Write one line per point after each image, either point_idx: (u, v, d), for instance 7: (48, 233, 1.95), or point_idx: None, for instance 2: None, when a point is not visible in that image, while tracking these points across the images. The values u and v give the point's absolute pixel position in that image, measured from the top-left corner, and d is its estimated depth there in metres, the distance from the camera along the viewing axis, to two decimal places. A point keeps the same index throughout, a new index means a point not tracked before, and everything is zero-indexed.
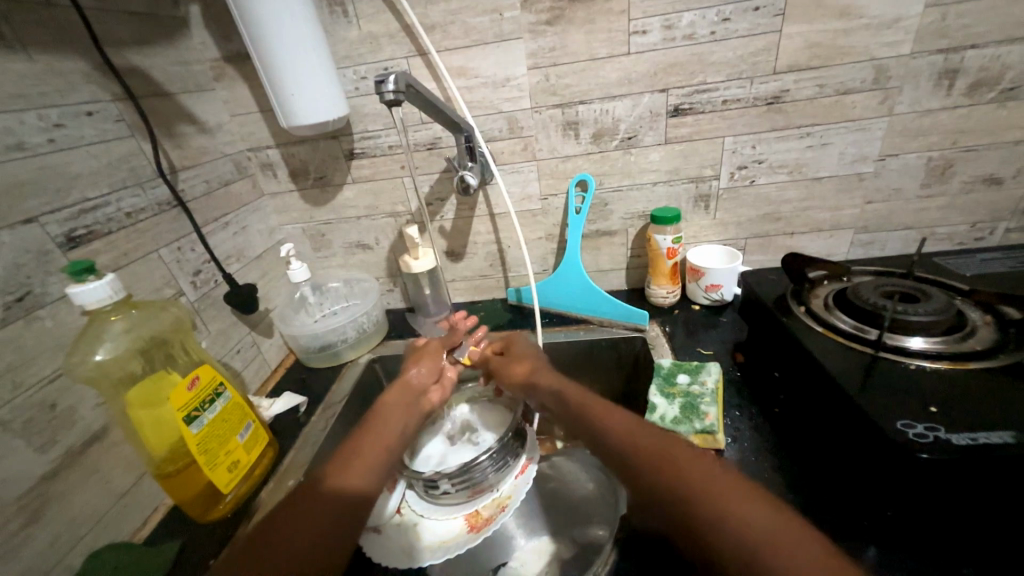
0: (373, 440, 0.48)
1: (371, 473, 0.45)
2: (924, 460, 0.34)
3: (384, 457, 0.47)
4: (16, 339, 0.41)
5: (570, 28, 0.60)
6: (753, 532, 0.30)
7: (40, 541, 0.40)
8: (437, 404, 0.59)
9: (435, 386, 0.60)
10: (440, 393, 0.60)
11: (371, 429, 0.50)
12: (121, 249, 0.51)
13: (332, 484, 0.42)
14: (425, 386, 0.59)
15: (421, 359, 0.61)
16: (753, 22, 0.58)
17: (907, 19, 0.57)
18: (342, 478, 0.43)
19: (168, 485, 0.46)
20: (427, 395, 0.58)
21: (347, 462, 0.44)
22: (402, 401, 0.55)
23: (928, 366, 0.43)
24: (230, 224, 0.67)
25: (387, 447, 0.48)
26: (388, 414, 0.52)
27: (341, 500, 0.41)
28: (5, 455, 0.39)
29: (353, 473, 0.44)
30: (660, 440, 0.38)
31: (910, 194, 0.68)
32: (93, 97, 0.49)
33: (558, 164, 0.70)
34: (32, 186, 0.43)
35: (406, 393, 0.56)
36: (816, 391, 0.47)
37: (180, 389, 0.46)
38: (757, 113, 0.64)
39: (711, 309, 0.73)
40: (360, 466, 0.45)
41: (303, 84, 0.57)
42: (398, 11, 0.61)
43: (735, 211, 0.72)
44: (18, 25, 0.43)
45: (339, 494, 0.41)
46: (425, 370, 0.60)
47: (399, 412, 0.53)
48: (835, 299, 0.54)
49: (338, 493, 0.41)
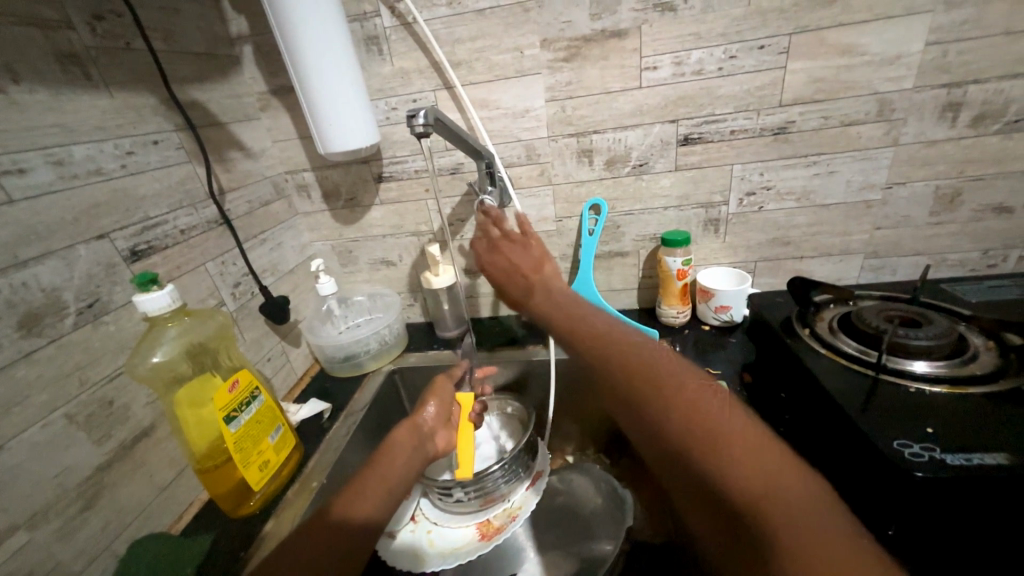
0: (381, 479, 0.49)
1: (377, 508, 0.47)
2: (920, 478, 0.36)
3: (394, 488, 0.50)
4: (85, 341, 0.46)
5: (585, 64, 0.65)
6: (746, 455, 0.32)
7: (93, 526, 0.45)
8: (440, 452, 0.59)
9: (443, 431, 0.61)
10: (446, 440, 0.60)
11: (377, 467, 0.50)
12: (175, 262, 0.56)
13: (342, 513, 0.44)
14: (433, 430, 0.59)
15: (431, 397, 0.63)
16: (758, 59, 0.62)
17: (908, 56, 0.60)
18: (348, 511, 0.45)
19: (206, 479, 0.50)
20: (434, 439, 0.59)
21: (354, 496, 0.46)
22: (411, 440, 0.55)
23: (928, 390, 0.44)
24: (267, 240, 0.73)
25: (395, 481, 0.50)
26: (395, 452, 0.53)
27: (342, 532, 0.43)
28: (69, 444, 0.43)
29: (359, 508, 0.45)
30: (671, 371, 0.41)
31: (919, 221, 0.70)
32: (159, 127, 0.55)
33: (572, 189, 0.74)
34: (107, 207, 0.49)
35: (416, 433, 0.57)
36: (820, 410, 0.48)
37: (223, 390, 0.50)
38: (765, 143, 0.67)
39: (720, 329, 0.75)
40: (370, 494, 0.47)
41: (341, 115, 0.63)
42: (428, 49, 0.67)
43: (745, 235, 0.74)
44: (104, 69, 0.49)
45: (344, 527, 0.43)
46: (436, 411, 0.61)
47: (406, 449, 0.54)
48: (839, 322, 0.56)
49: (347, 524, 0.44)
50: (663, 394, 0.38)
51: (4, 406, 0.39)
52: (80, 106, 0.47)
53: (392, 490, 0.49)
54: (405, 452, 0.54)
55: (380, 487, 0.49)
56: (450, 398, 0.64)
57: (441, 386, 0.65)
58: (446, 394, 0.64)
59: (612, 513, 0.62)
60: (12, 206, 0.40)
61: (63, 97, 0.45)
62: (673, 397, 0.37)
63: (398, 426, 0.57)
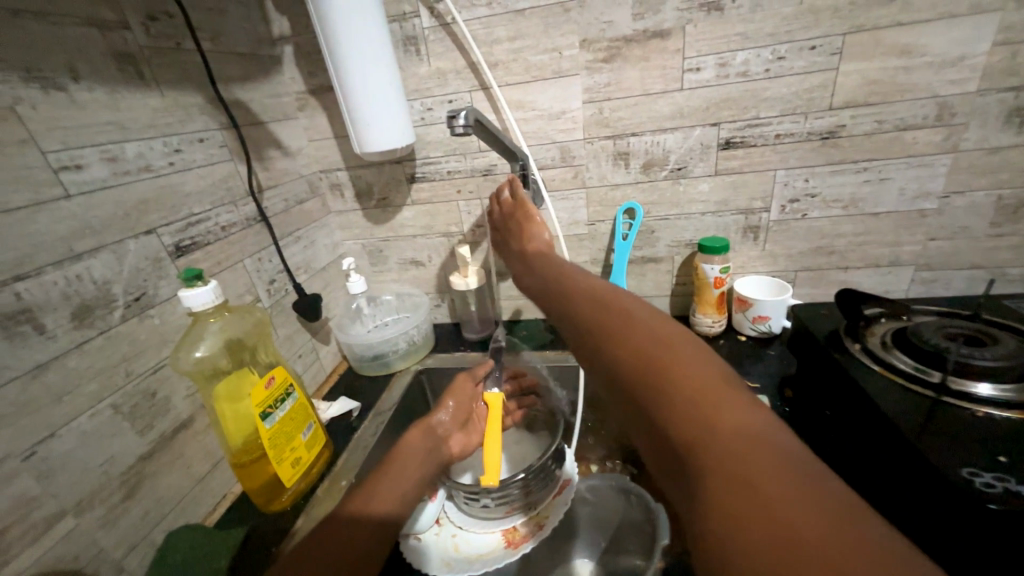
0: (395, 478, 0.50)
1: (391, 506, 0.47)
2: (994, 510, 0.33)
3: (408, 490, 0.50)
4: (132, 334, 0.47)
5: (625, 65, 0.64)
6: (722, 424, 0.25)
7: (133, 515, 0.46)
8: (454, 455, 0.60)
9: (457, 435, 0.61)
10: (460, 443, 0.61)
11: (392, 465, 0.51)
12: (216, 258, 0.57)
13: (355, 508, 0.45)
14: (447, 434, 0.60)
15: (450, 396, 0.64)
16: (809, 60, 0.59)
17: (973, 58, 0.56)
18: (361, 505, 0.46)
19: (241, 473, 0.51)
20: (448, 442, 0.59)
21: (370, 492, 0.47)
22: (424, 442, 0.56)
23: (996, 415, 0.41)
24: (301, 238, 0.74)
25: (410, 482, 0.50)
26: (410, 452, 0.53)
27: (352, 527, 0.44)
28: (114, 434, 0.44)
29: (373, 503, 0.46)
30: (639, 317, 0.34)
31: (978, 232, 0.66)
32: (205, 126, 0.57)
33: (607, 192, 0.72)
34: (155, 203, 0.50)
35: (430, 436, 0.57)
36: (873, 432, 0.45)
37: (260, 386, 0.50)
38: (812, 147, 0.64)
39: (758, 340, 0.72)
40: (385, 495, 0.48)
41: (378, 115, 0.64)
42: (465, 49, 0.66)
43: (786, 243, 0.71)
44: (156, 68, 0.51)
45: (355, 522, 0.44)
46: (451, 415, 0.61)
47: (420, 450, 0.54)
48: (893, 337, 0.53)
49: (359, 519, 0.44)
50: (629, 340, 0.32)
51: (56, 395, 0.40)
52: (132, 104, 0.48)
53: (406, 492, 0.50)
54: (418, 456, 0.53)
55: (396, 486, 0.49)
56: (470, 399, 0.64)
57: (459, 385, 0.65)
58: (466, 395, 0.64)
59: (641, 528, 0.60)
60: (69, 200, 0.42)
61: (117, 95, 0.47)
62: (634, 350, 0.31)
63: (412, 428, 0.57)
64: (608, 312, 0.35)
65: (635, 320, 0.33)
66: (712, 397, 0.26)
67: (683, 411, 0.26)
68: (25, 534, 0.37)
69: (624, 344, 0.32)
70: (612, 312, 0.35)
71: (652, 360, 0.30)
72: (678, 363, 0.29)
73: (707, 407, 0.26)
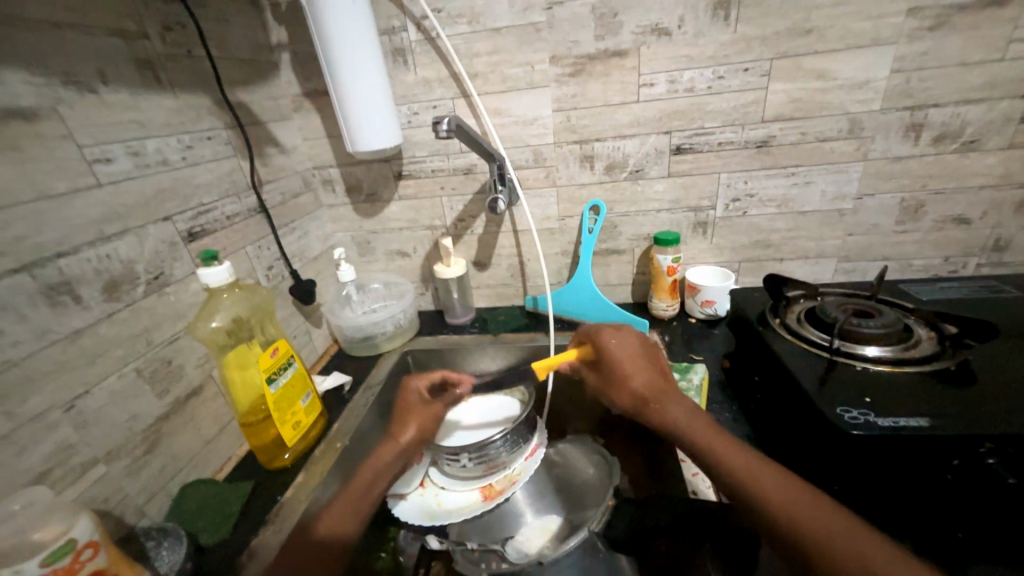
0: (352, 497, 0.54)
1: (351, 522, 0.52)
2: (855, 435, 0.43)
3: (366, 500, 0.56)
4: (152, 308, 0.53)
5: (590, 79, 0.72)
6: (826, 534, 0.39)
7: (153, 467, 0.52)
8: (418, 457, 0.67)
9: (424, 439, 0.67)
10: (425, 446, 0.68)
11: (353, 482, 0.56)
12: (222, 244, 0.64)
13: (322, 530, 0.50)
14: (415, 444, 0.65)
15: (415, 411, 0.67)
16: (743, 80, 0.70)
17: (876, 81, 0.67)
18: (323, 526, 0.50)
19: (248, 432, 0.58)
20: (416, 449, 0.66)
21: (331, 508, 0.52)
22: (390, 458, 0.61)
23: (871, 368, 0.52)
24: (296, 229, 0.80)
25: (366, 505, 0.55)
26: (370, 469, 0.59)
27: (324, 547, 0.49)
28: (137, 395, 0.50)
29: (334, 520, 0.51)
30: (746, 461, 0.47)
31: (887, 229, 0.77)
32: (212, 125, 0.63)
33: (575, 191, 0.81)
34: (170, 192, 0.56)
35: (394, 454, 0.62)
36: (781, 387, 0.55)
37: (266, 355, 0.57)
38: (749, 154, 0.74)
39: (706, 322, 0.82)
40: (342, 512, 0.52)
41: (370, 120, 0.71)
42: (448, 61, 0.74)
43: (730, 237, 0.82)
44: (171, 74, 0.57)
45: (320, 542, 0.49)
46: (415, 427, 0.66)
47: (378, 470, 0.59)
48: (806, 314, 0.64)
49: (325, 542, 0.49)
50: (757, 484, 0.44)
51: (89, 357, 0.46)
52: (151, 105, 0.54)
53: (362, 510, 0.54)
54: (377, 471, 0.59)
55: (353, 507, 0.54)
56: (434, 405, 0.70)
57: (409, 394, 0.69)
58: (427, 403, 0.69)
59: (599, 481, 0.65)
60: (100, 188, 0.48)
61: (139, 97, 0.53)
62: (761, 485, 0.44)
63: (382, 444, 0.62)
64: (733, 460, 0.47)
65: (756, 466, 0.46)
66: (812, 516, 0.41)
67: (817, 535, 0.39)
68: (67, 475, 0.43)
69: (740, 482, 0.45)
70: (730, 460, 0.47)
71: (788, 511, 0.42)
72: (801, 504, 0.42)
73: (841, 533, 0.39)
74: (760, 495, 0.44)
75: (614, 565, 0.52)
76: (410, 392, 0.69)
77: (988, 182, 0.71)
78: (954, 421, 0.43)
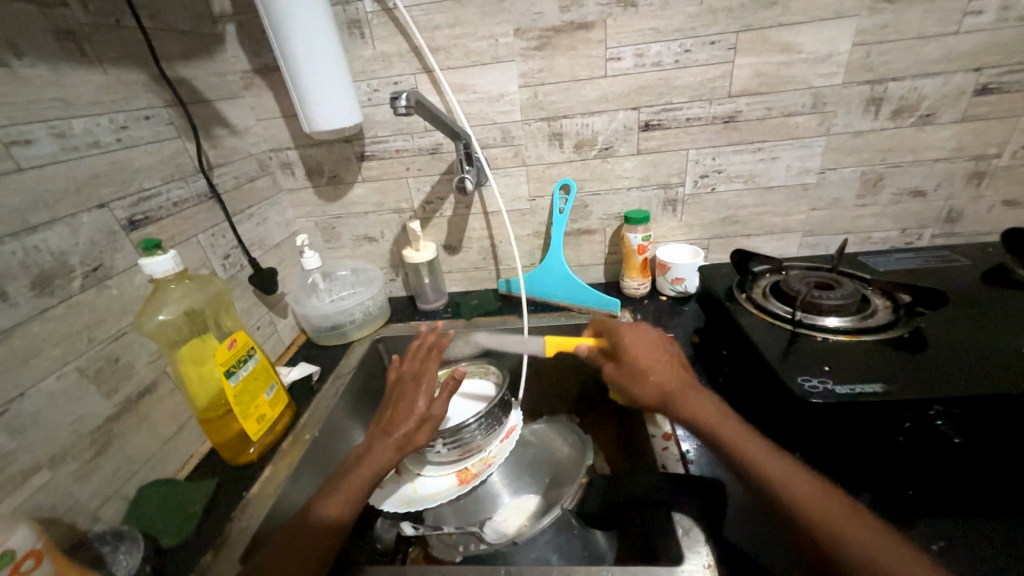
0: (349, 482, 0.52)
1: (349, 506, 0.50)
2: (815, 403, 0.45)
3: (365, 489, 0.52)
4: (91, 303, 0.49)
5: (555, 53, 0.70)
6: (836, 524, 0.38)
7: (106, 470, 0.49)
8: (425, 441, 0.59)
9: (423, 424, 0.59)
10: (429, 431, 0.59)
11: (352, 467, 0.54)
12: (169, 232, 0.60)
13: (316, 512, 0.49)
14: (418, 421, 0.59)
15: (409, 390, 0.63)
16: (710, 54, 0.69)
17: (837, 55, 0.67)
18: (321, 510, 0.49)
19: (209, 428, 0.55)
20: (419, 432, 0.59)
21: (327, 493, 0.51)
22: (388, 444, 0.56)
23: (830, 338, 0.53)
24: (254, 215, 0.76)
25: (363, 488, 0.52)
26: (370, 453, 0.55)
27: (322, 529, 0.48)
28: (80, 396, 0.47)
29: (332, 505, 0.50)
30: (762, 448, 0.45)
31: (848, 203, 0.79)
32: (150, 103, 0.58)
33: (544, 170, 0.80)
34: (105, 177, 0.52)
35: (389, 436, 0.57)
36: (747, 360, 0.56)
37: (223, 347, 0.54)
38: (716, 130, 0.74)
39: (676, 299, 0.83)
40: (340, 496, 0.51)
41: (327, 98, 0.67)
42: (407, 34, 0.70)
43: (698, 215, 0.82)
44: (98, 46, 0.52)
45: (316, 528, 0.48)
46: (414, 405, 0.60)
47: (376, 458, 0.55)
48: (771, 288, 0.65)
49: (316, 524, 0.48)
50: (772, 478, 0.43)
51: (22, 358, 0.43)
52: (76, 81, 0.49)
53: (358, 496, 0.51)
54: (375, 453, 0.55)
55: (349, 490, 0.51)
56: (431, 379, 0.64)
57: (408, 392, 0.63)
58: (414, 383, 0.64)
59: (575, 460, 0.66)
60: (21, 173, 0.44)
61: (61, 72, 0.48)
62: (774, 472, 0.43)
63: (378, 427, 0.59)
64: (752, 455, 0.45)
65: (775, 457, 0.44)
66: (822, 505, 0.40)
67: (829, 527, 0.38)
68: (6, 483, 0.40)
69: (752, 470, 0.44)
70: (742, 442, 0.47)
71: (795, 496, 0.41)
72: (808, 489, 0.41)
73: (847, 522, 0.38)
74: (760, 472, 0.43)
75: (588, 541, 0.53)
76: (412, 384, 0.64)
77: (942, 155, 0.73)
78: (905, 385, 0.44)
